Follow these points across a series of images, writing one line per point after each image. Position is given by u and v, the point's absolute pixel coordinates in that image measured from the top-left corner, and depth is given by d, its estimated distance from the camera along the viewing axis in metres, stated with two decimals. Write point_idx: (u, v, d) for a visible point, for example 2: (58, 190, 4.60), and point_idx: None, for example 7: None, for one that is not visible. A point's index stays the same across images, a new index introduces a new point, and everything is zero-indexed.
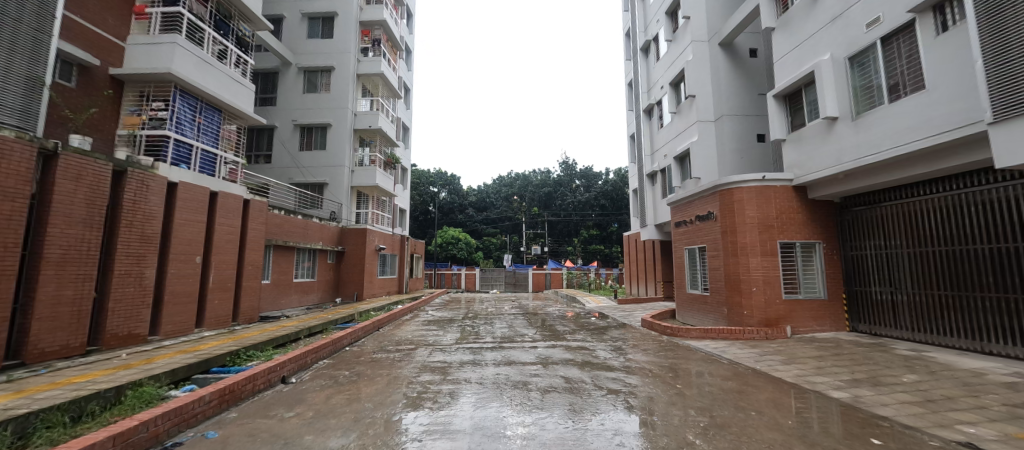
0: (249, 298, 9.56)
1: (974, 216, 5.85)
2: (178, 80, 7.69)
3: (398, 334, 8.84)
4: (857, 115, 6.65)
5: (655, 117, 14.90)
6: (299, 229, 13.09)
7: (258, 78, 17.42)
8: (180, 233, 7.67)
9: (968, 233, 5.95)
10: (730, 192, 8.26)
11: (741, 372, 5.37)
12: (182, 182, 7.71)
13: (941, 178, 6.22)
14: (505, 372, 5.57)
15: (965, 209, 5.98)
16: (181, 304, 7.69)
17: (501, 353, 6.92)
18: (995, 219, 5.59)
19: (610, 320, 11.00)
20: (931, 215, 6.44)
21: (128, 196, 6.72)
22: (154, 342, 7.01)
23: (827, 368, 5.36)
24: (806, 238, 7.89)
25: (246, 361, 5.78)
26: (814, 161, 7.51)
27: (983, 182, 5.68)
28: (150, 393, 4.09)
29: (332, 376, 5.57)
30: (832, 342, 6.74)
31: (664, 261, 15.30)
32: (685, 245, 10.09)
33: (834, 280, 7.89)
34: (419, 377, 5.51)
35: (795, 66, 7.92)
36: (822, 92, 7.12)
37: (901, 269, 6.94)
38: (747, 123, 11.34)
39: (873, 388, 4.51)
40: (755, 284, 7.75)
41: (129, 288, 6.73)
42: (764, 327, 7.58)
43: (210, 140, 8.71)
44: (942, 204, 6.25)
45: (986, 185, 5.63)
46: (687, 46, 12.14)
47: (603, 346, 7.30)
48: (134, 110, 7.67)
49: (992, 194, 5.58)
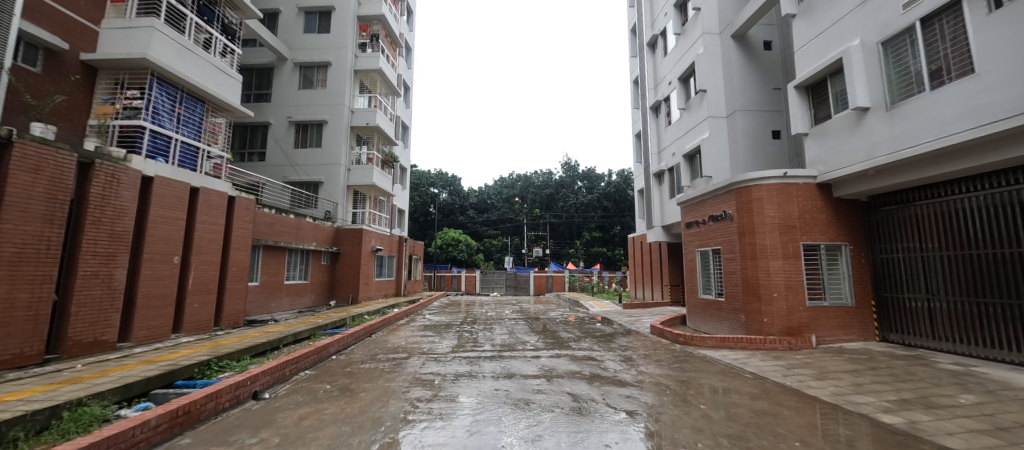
0: (234, 302, 8.99)
1: (994, 218, 5.60)
2: (155, 67, 7.15)
3: (391, 341, 8.24)
4: (893, 105, 6.06)
5: (662, 114, 14.34)
6: (291, 229, 12.53)
7: (253, 74, 16.93)
8: (156, 231, 7.12)
9: (988, 236, 5.68)
10: (748, 191, 7.68)
11: (770, 389, 4.77)
12: (158, 176, 7.17)
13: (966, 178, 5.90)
14: (506, 386, 4.99)
15: (988, 211, 5.69)
16: (156, 308, 7.13)
17: (501, 364, 6.33)
18: (1014, 222, 5.35)
19: (616, 326, 10.40)
20: (960, 217, 6.03)
21: (96, 190, 6.17)
22: (124, 349, 6.45)
23: (868, 386, 4.76)
24: (832, 240, 7.30)
25: (217, 374, 5.19)
26: (841, 156, 6.92)
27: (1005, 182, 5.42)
28: (91, 415, 3.48)
29: (312, 390, 4.98)
30: (865, 354, 6.13)
31: (672, 264, 14.71)
32: (697, 246, 9.51)
33: (862, 285, 7.29)
34: (409, 392, 4.92)
35: (818, 55, 7.35)
36: (851, 81, 6.55)
37: (935, 273, 6.39)
38: (762, 119, 10.76)
39: (930, 413, 3.91)
40: (776, 289, 7.16)
41: (96, 291, 6.16)
42: (786, 336, 6.97)
43: (191, 133, 8.18)
44: (966, 206, 5.92)
45: (1008, 186, 5.37)
46: (698, 39, 11.60)
47: (612, 356, 6.70)
48: (107, 99, 7.14)
49: (1011, 195, 5.34)
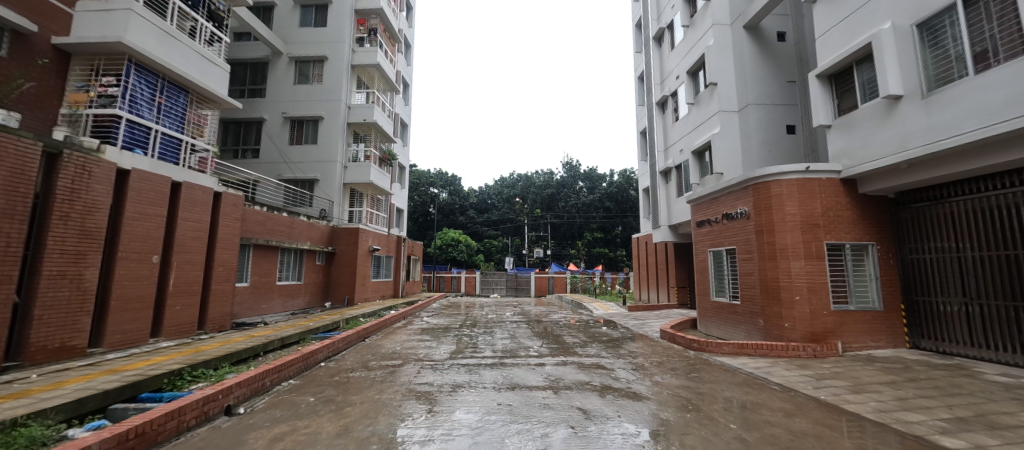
0: (220, 304, 8.49)
1: (974, 223, 5.86)
2: (133, 52, 6.67)
3: (385, 346, 7.73)
4: (929, 91, 5.57)
5: (669, 110, 13.87)
6: (284, 228, 12.05)
7: (247, 69, 16.46)
8: (132, 228, 6.63)
9: (974, 239, 5.87)
10: (767, 186, 7.20)
11: (804, 404, 4.26)
12: (136, 169, 6.69)
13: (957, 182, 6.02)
14: (509, 399, 4.49)
15: (974, 215, 5.86)
16: (132, 311, 6.63)
17: (502, 372, 5.84)
18: (997, 226, 5.57)
19: (623, 330, 9.91)
20: (969, 218, 5.92)
21: (64, 182, 5.68)
22: (95, 355, 5.96)
23: (913, 402, 4.25)
24: (858, 239, 6.81)
25: (189, 384, 4.69)
26: (869, 150, 6.43)
27: (988, 188, 5.67)
28: (27, 438, 2.95)
29: (294, 404, 4.47)
30: (899, 364, 5.63)
31: (678, 265, 14.22)
32: (709, 246, 9.02)
33: (891, 288, 6.78)
34: (403, 407, 4.41)
35: (842, 41, 6.87)
36: (881, 67, 6.06)
37: (964, 276, 5.98)
38: (776, 113, 10.27)
39: (995, 435, 3.41)
40: (799, 292, 6.67)
41: (64, 292, 5.66)
42: (810, 342, 6.47)
43: (174, 124, 7.70)
44: (963, 209, 5.99)
45: (990, 192, 5.63)
46: (707, 31, 11.13)
47: (623, 364, 6.20)
48: (81, 86, 6.66)
49: (994, 200, 5.58)
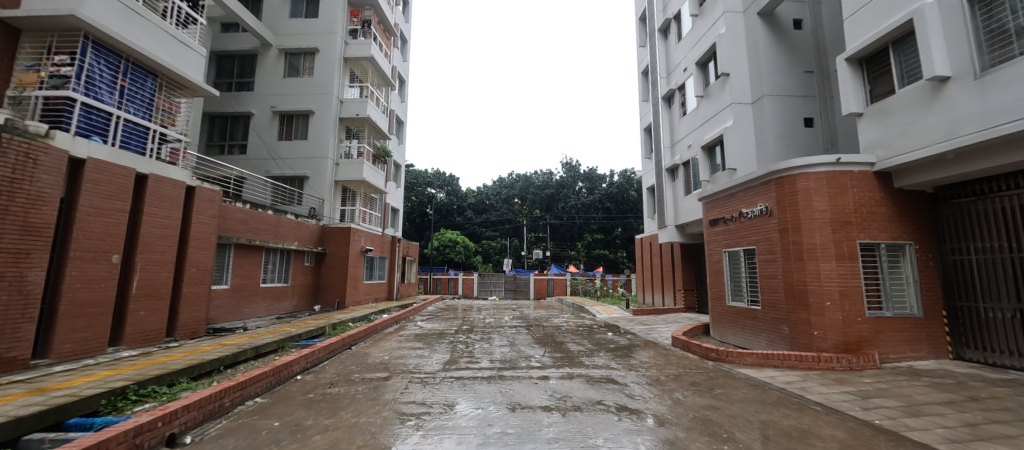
0: (192, 308, 7.77)
1: (994, 224, 5.57)
2: (90, 28, 5.98)
3: (372, 356, 7.02)
4: (983, 71, 4.93)
5: (676, 104, 13.23)
6: (268, 226, 11.35)
7: (234, 61, 15.73)
8: (87, 224, 5.92)
9: (995, 241, 5.55)
10: (792, 181, 6.55)
11: (863, 432, 3.58)
12: (92, 159, 5.99)
13: (983, 179, 5.68)
14: (509, 424, 3.80)
15: (994, 216, 5.57)
16: (87, 317, 5.91)
17: (501, 388, 5.15)
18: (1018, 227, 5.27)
19: (630, 336, 9.23)
20: (1000, 217, 5.50)
21: (3, 171, 4.95)
22: (40, 368, 5.23)
23: (990, 429, 3.58)
24: (893, 238, 6.17)
25: (132, 406, 3.98)
26: (910, 138, 5.78)
27: (1008, 186, 5.39)
28: None
29: (254, 431, 3.75)
30: (951, 379, 4.97)
31: (685, 267, 13.56)
32: (723, 247, 8.38)
33: (930, 292, 6.13)
34: (382, 432, 3.72)
35: (875, 20, 6.25)
36: (924, 45, 5.43)
37: (1006, 279, 5.41)
38: (793, 105, 9.63)
39: None
40: (830, 297, 6.02)
41: (2, 296, 4.94)
42: (843, 353, 5.81)
43: (139, 110, 7.00)
44: (992, 208, 5.59)
45: (1012, 190, 5.33)
46: (718, 19, 10.50)
47: (636, 378, 5.52)
48: (30, 66, 5.96)
49: (1015, 200, 5.29)
